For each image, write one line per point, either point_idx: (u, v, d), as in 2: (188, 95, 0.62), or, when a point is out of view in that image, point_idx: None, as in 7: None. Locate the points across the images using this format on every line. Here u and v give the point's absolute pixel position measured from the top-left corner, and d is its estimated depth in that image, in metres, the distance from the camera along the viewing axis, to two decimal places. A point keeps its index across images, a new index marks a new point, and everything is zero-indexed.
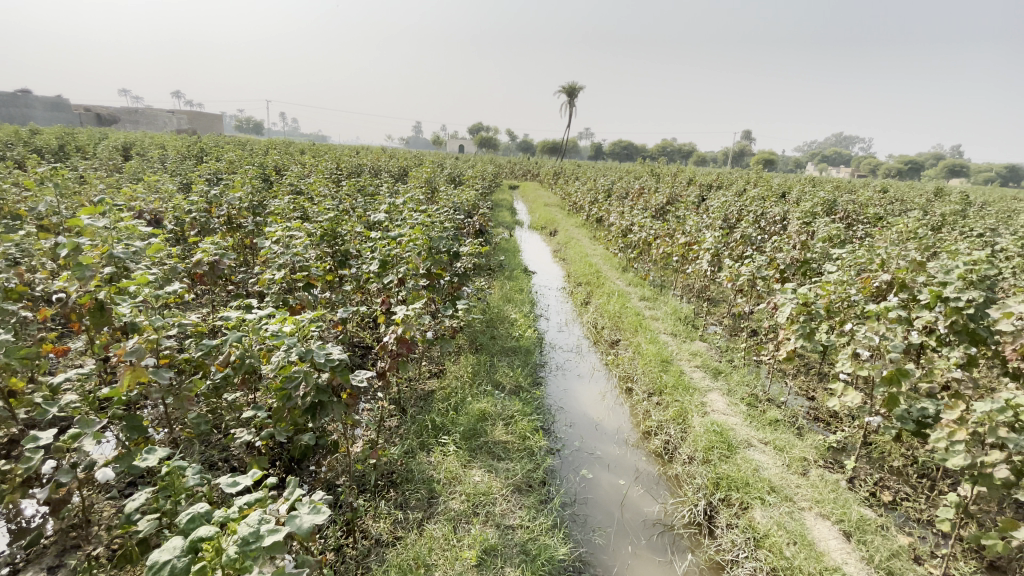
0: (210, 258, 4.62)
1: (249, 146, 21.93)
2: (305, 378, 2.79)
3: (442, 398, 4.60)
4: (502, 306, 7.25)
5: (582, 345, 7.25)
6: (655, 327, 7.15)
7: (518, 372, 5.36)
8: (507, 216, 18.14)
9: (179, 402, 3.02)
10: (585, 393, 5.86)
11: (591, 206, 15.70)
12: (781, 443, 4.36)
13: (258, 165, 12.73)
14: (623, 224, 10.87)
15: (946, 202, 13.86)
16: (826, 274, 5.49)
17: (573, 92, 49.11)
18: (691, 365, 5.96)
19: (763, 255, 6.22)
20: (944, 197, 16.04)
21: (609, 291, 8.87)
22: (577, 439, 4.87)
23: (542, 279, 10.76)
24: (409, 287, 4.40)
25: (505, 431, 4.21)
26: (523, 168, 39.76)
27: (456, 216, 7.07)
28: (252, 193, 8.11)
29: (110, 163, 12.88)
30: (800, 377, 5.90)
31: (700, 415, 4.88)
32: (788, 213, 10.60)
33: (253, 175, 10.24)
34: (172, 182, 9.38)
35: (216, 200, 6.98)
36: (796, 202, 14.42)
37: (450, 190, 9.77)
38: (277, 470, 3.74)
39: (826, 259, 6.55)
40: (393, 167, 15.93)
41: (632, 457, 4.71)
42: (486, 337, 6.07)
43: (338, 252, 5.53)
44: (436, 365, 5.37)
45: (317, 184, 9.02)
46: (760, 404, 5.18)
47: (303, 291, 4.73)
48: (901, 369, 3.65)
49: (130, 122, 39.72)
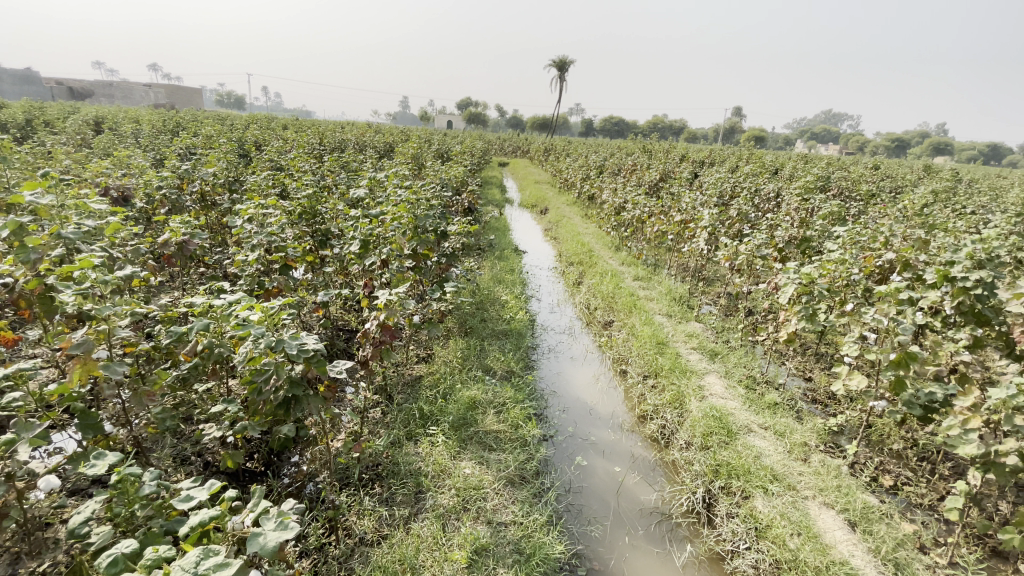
0: (179, 238, 4.30)
1: (230, 121, 21.19)
2: (277, 371, 2.55)
3: (430, 385, 4.38)
4: (492, 287, 7.01)
5: (574, 327, 7.06)
6: (649, 307, 6.97)
7: (509, 356, 5.16)
8: (496, 193, 17.77)
9: (140, 398, 2.76)
10: (578, 376, 5.68)
11: (582, 183, 15.37)
12: (782, 428, 4.22)
13: (236, 140, 12.20)
14: (616, 202, 10.61)
15: (938, 179, 13.80)
16: (828, 253, 5.31)
17: (563, 66, 48.03)
18: (688, 347, 5.80)
19: (762, 233, 6.02)
20: (935, 174, 15.98)
21: (602, 271, 8.66)
22: (571, 424, 4.70)
23: (533, 258, 10.51)
24: (393, 270, 4.14)
25: (497, 419, 4.01)
26: (512, 145, 39.01)
27: (443, 193, 6.76)
28: (228, 170, 7.70)
29: (80, 138, 12.25)
30: (798, 358, 5.77)
31: (698, 399, 4.72)
32: (783, 189, 10.40)
33: (230, 151, 9.77)
34: (143, 158, 8.88)
35: (188, 176, 6.58)
36: (789, 178, 14.25)
37: (438, 166, 9.42)
38: (255, 464, 3.54)
39: (825, 237, 6.37)
40: (379, 142, 15.41)
41: (628, 442, 4.57)
42: (476, 319, 5.84)
43: (318, 231, 5.23)
44: (425, 350, 5.14)
45: (297, 160, 8.61)
46: (759, 387, 5.04)
47: (281, 274, 4.45)
48: (910, 353, 3.49)
49: (105, 96, 38.25)
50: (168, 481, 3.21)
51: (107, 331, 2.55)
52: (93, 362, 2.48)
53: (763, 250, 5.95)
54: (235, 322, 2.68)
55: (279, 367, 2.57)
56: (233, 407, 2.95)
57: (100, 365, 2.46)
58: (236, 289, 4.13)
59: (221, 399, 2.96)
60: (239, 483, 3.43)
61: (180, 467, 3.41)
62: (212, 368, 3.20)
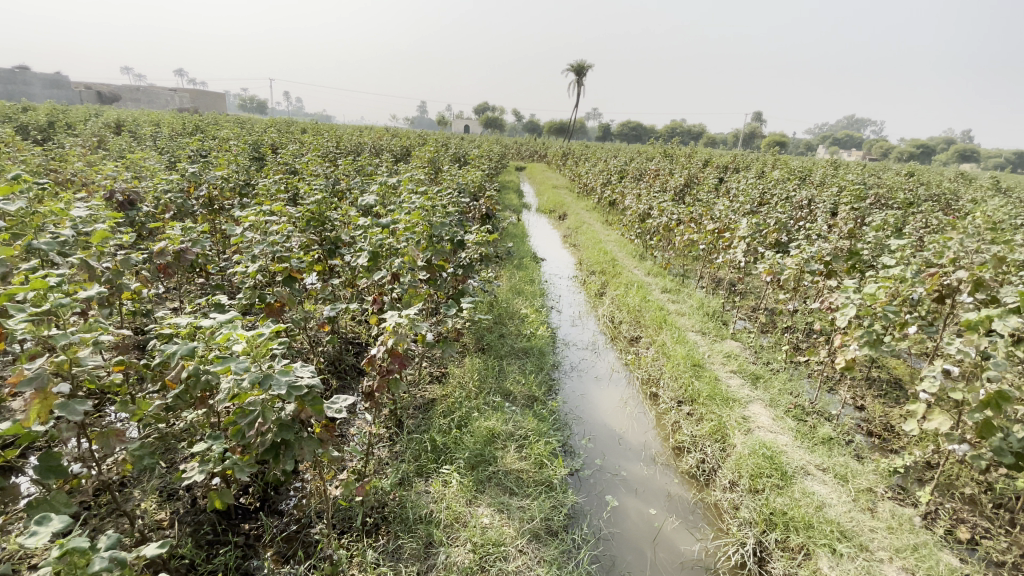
0: (176, 246, 3.98)
1: (249, 124, 21.14)
2: (263, 413, 2.13)
3: (445, 412, 3.96)
4: (512, 298, 6.59)
5: (598, 342, 6.60)
6: (680, 323, 6.47)
7: (531, 378, 4.71)
8: (514, 198, 17.37)
9: (105, 437, 2.39)
10: (604, 399, 5.22)
11: (603, 189, 14.88)
12: (842, 470, 3.72)
13: (252, 144, 12.00)
14: (640, 208, 10.12)
15: (982, 186, 12.99)
16: (889, 270, 4.76)
17: (581, 71, 47.55)
18: (726, 370, 5.29)
19: (810, 245, 5.49)
20: (976, 182, 15.11)
21: (627, 281, 8.19)
22: (598, 456, 4.24)
23: (553, 266, 10.08)
24: (405, 285, 3.72)
25: (518, 454, 3.57)
26: (529, 150, 38.72)
27: (461, 199, 6.35)
28: (239, 173, 7.43)
29: (98, 140, 12.19)
30: (849, 383, 5.22)
31: (743, 433, 4.22)
32: (820, 196, 9.79)
33: (244, 155, 9.51)
34: (157, 160, 8.68)
35: (196, 179, 6.29)
36: (822, 184, 13.57)
37: (456, 169, 9.03)
38: (249, 499, 3.17)
39: (879, 250, 5.79)
40: (395, 145, 15.13)
41: (662, 479, 4.09)
42: (494, 336, 5.42)
43: (327, 239, 4.85)
44: (438, 369, 4.73)
45: (310, 163, 8.31)
46: (809, 419, 4.52)
47: (284, 286, 4.09)
48: (1003, 392, 2.88)
49: (131, 99, 38.98)
50: (151, 522, 2.86)
51: (70, 361, 2.18)
52: (53, 397, 2.11)
53: (811, 264, 5.41)
54: (219, 352, 2.28)
55: (267, 407, 2.16)
56: (220, 443, 2.56)
57: (59, 402, 2.07)
58: (235, 303, 3.77)
59: (207, 434, 2.57)
60: (230, 524, 3.04)
61: (167, 504, 3.05)
62: (201, 396, 2.83)
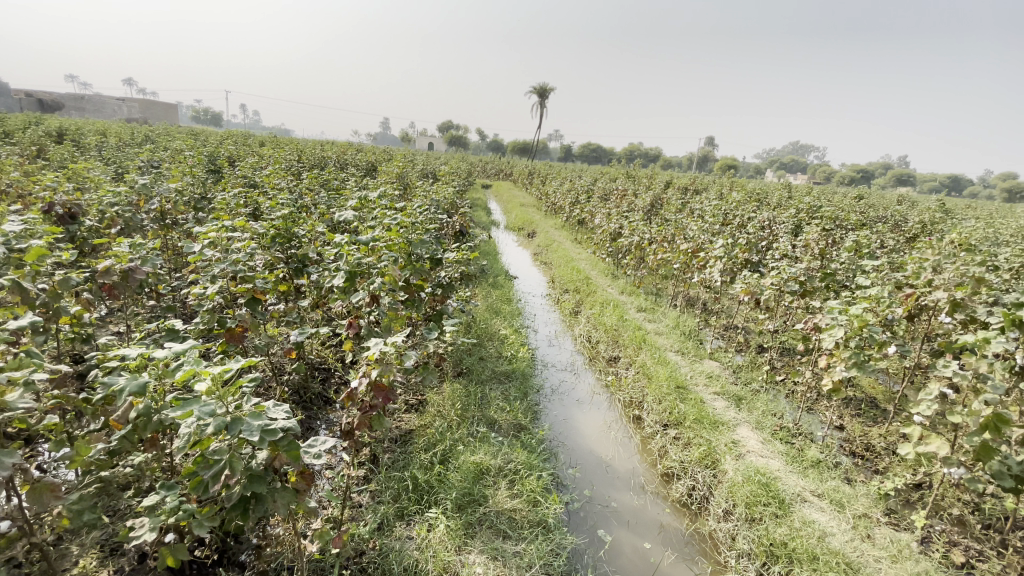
0: (124, 264, 3.56)
1: (203, 136, 20.22)
2: (230, 463, 1.81)
3: (426, 444, 3.67)
4: (488, 319, 6.36)
5: (576, 363, 6.44)
6: (660, 344, 6.40)
7: (515, 405, 4.47)
8: (483, 216, 17.22)
9: (37, 494, 2.00)
10: (587, 424, 5.03)
11: (572, 207, 14.95)
12: (837, 496, 3.65)
13: (208, 156, 11.39)
14: (612, 227, 10.16)
15: (925, 209, 13.79)
16: (866, 290, 4.83)
17: (544, 92, 48.46)
18: (710, 392, 5.21)
19: (787, 266, 5.53)
20: (917, 206, 16.07)
21: (602, 300, 8.12)
22: (587, 486, 4.03)
23: (525, 285, 9.94)
24: (384, 307, 3.44)
25: (509, 491, 3.31)
26: (494, 168, 38.88)
27: (436, 215, 6.12)
28: (194, 186, 6.95)
29: (35, 148, 11.30)
30: (828, 403, 5.24)
31: (734, 458, 4.12)
32: (782, 217, 10.10)
33: (200, 167, 8.97)
34: (103, 171, 8.05)
35: (147, 192, 5.81)
36: (781, 206, 14.08)
37: (427, 185, 8.79)
38: (205, 552, 2.78)
39: (850, 270, 5.90)
40: (361, 161, 14.76)
41: (654, 508, 3.91)
42: (473, 359, 5.16)
43: (294, 257, 4.51)
44: (416, 396, 4.43)
45: (273, 176, 7.90)
46: (796, 441, 4.47)
47: (247, 308, 3.72)
48: (1003, 416, 2.89)
49: (76, 108, 36.98)
50: None
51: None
52: None
53: (790, 284, 5.44)
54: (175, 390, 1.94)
55: (235, 455, 1.83)
56: (175, 494, 2.19)
57: None
58: (191, 328, 3.39)
59: (159, 484, 2.19)
60: None
61: (108, 562, 2.62)
62: (151, 437, 2.45)
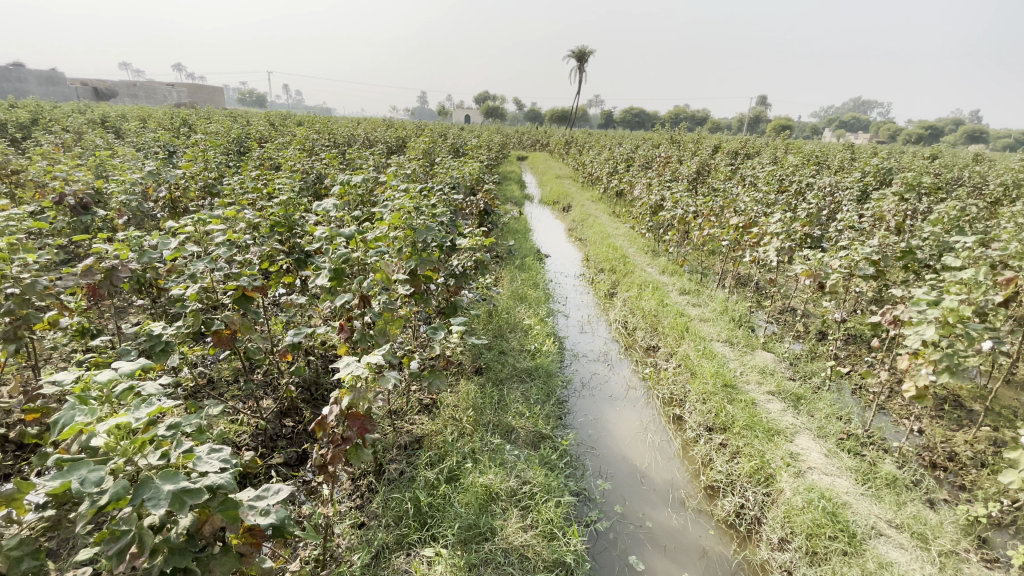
0: (105, 263, 3.28)
1: (239, 117, 20.41)
2: (140, 536, 1.43)
3: (432, 458, 3.28)
4: (512, 306, 5.88)
5: (610, 353, 5.90)
6: (704, 332, 5.74)
7: (536, 409, 4.02)
8: (516, 190, 16.60)
9: None
10: (621, 425, 4.52)
11: (610, 178, 14.07)
12: (922, 529, 3.00)
13: (237, 139, 11.27)
14: (652, 199, 9.35)
15: (1015, 166, 12.08)
16: (957, 272, 3.99)
17: (581, 57, 46.42)
18: (763, 392, 4.55)
19: (859, 244, 4.72)
20: (1003, 163, 14.16)
21: (640, 281, 7.44)
22: (618, 501, 3.55)
23: (558, 264, 9.36)
24: (377, 309, 3.01)
25: (522, 521, 2.88)
26: (530, 138, 37.84)
27: (453, 194, 5.61)
28: (209, 170, 6.71)
29: (74, 137, 11.50)
30: (905, 403, 4.50)
31: (792, 474, 3.52)
32: (845, 182, 9.00)
33: (224, 153, 8.80)
34: (129, 156, 7.97)
35: (156, 179, 5.57)
36: (843, 169, 12.69)
37: (451, 162, 8.27)
38: None
39: (937, 247, 4.97)
40: (391, 137, 14.38)
41: (696, 529, 3.39)
42: (492, 354, 4.73)
43: (295, 248, 4.14)
44: (428, 397, 4.05)
45: (290, 156, 7.57)
46: (867, 453, 3.79)
47: (238, 307, 3.40)
48: None
49: (130, 97, 38.80)
50: None
51: None
52: None
53: (862, 267, 4.64)
54: (76, 448, 1.54)
55: (147, 525, 1.46)
56: None
57: None
58: (174, 332, 3.10)
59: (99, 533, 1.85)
60: None
61: None
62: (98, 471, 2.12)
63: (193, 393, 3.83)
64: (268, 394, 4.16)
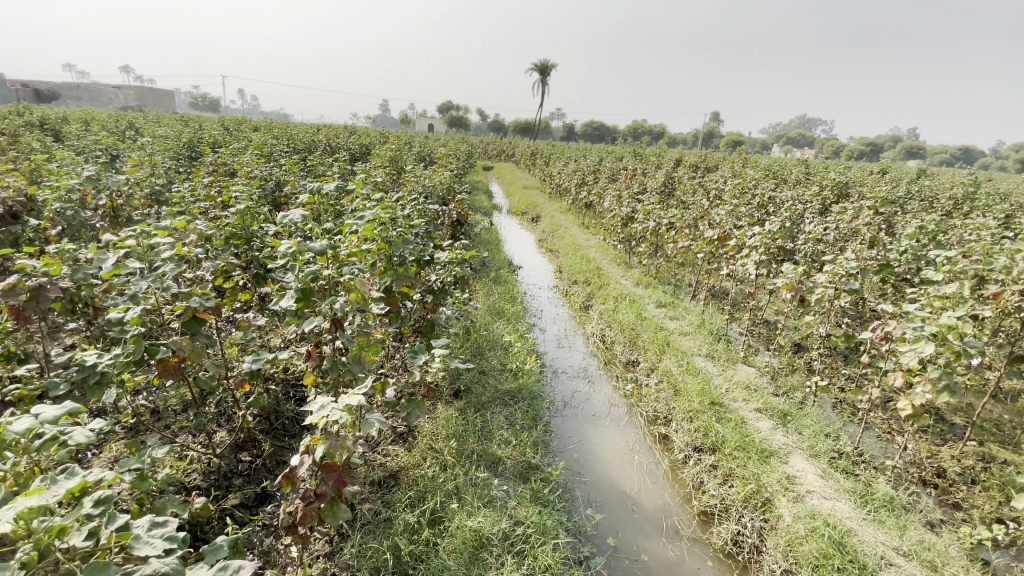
0: (30, 282, 2.82)
1: (192, 121, 19.42)
2: None
3: (413, 498, 2.96)
4: (490, 322, 5.61)
5: (589, 368, 5.71)
6: (685, 346, 5.63)
7: (523, 436, 3.76)
8: (484, 200, 16.41)
9: None
10: (606, 447, 4.30)
11: (579, 189, 14.05)
12: (929, 556, 2.92)
13: (190, 143, 10.58)
14: (624, 211, 9.30)
15: (957, 182, 12.77)
16: (940, 287, 4.01)
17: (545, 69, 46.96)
18: (751, 410, 4.45)
19: (841, 258, 4.71)
20: (943, 179, 15.03)
21: (616, 293, 7.32)
22: (610, 533, 3.31)
23: (531, 276, 9.15)
24: (351, 332, 2.69)
25: (518, 569, 2.61)
26: (496, 149, 37.83)
27: (427, 205, 5.31)
28: (157, 176, 6.16)
29: (5, 137, 10.51)
30: (887, 418, 4.49)
31: (790, 499, 3.39)
32: (808, 195, 9.21)
33: (175, 158, 8.17)
34: (65, 159, 7.27)
35: (95, 184, 5.02)
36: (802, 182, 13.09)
37: (421, 170, 7.95)
38: None
39: (911, 261, 5.04)
40: (355, 144, 13.90)
41: (693, 561, 3.19)
42: (472, 375, 4.44)
43: (255, 262, 3.75)
44: (404, 425, 3.73)
45: (248, 161, 7.08)
46: (860, 472, 3.73)
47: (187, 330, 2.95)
48: None
49: (71, 98, 36.57)
50: None
51: None
52: None
53: (844, 281, 4.63)
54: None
55: None
56: None
57: None
58: (110, 363, 2.67)
59: None
60: None
61: None
62: None
63: (133, 428, 3.36)
64: (222, 426, 3.72)
